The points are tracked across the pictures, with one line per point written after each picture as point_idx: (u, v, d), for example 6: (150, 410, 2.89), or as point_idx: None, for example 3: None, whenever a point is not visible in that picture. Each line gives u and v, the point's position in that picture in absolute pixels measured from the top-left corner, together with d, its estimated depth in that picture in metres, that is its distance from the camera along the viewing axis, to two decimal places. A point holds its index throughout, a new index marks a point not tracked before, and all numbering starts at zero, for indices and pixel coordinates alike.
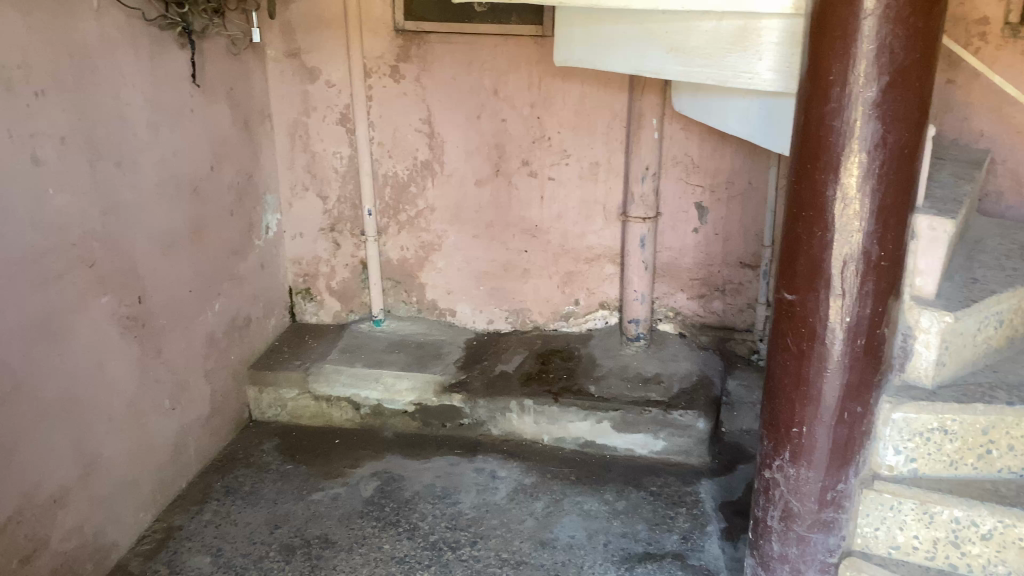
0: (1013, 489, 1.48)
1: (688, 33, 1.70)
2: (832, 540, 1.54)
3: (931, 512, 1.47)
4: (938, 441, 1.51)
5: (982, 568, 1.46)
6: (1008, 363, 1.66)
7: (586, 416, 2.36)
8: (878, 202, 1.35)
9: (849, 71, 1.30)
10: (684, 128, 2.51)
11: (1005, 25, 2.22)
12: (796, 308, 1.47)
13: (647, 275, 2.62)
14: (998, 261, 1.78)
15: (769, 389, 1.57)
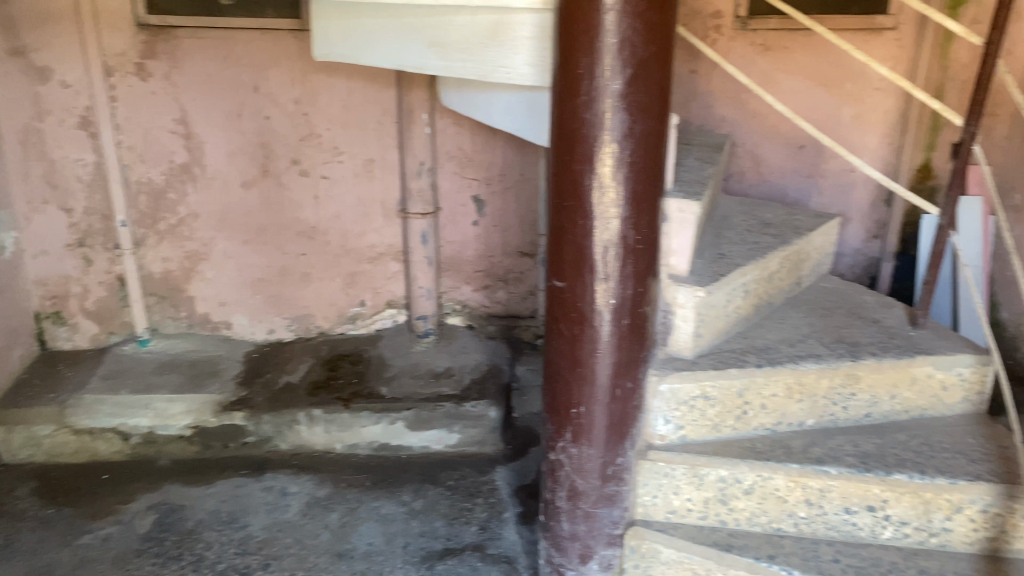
0: (767, 444, 1.63)
1: (446, 28, 1.69)
2: (616, 512, 1.61)
3: (701, 475, 1.57)
4: (701, 407, 1.62)
5: (747, 520, 1.59)
6: (756, 328, 1.82)
7: (378, 419, 2.31)
8: (630, 189, 1.42)
9: (595, 65, 1.35)
10: (455, 122, 2.51)
11: (735, 19, 2.40)
12: (566, 294, 1.51)
13: (430, 271, 2.62)
14: (742, 236, 1.94)
15: (547, 374, 1.60)
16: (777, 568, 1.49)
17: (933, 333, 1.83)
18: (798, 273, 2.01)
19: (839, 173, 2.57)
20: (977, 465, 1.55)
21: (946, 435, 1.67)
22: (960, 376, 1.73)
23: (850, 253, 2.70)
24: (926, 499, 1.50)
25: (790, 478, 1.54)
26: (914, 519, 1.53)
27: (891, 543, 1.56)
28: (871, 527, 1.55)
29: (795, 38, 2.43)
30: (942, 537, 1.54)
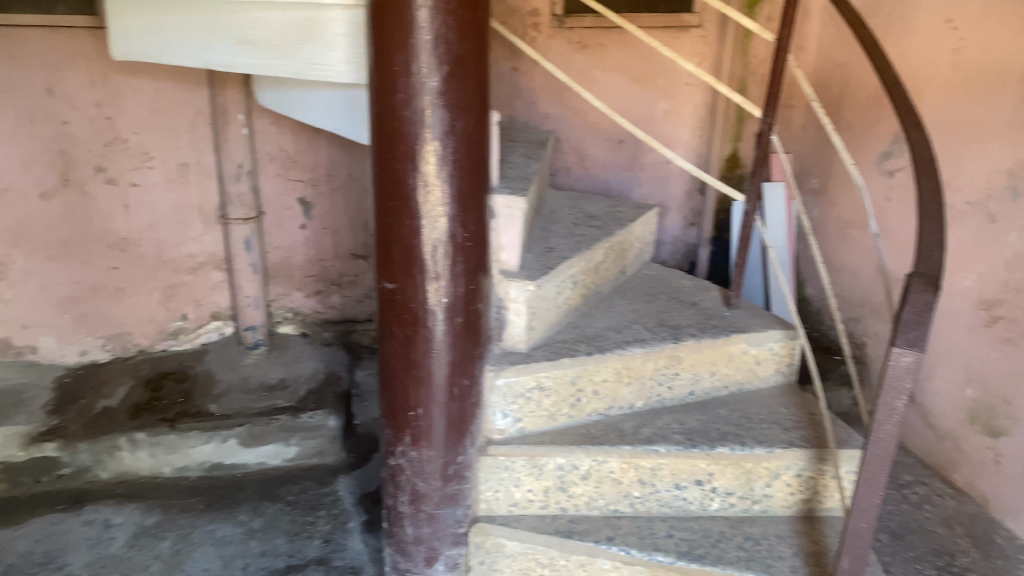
0: (602, 428, 1.68)
1: (257, 25, 1.62)
2: (459, 511, 1.60)
3: (540, 465, 1.59)
4: (537, 399, 1.64)
5: (586, 505, 1.63)
6: (586, 318, 1.87)
7: (209, 438, 2.19)
8: (455, 186, 1.41)
9: (411, 62, 1.33)
10: (275, 123, 2.42)
11: (552, 17, 2.45)
12: (396, 296, 1.48)
13: (258, 279, 2.51)
14: (569, 229, 1.99)
15: (382, 379, 1.57)
16: (617, 550, 1.53)
17: (746, 312, 1.95)
18: (623, 263, 2.09)
19: (656, 166, 2.70)
20: (790, 433, 1.67)
21: (762, 407, 1.79)
22: (772, 351, 1.85)
23: (670, 240, 2.85)
24: (747, 469, 1.60)
25: (624, 460, 1.59)
26: (738, 488, 1.62)
27: (718, 514, 1.65)
28: (700, 500, 1.63)
29: (611, 36, 2.51)
30: (764, 503, 1.64)
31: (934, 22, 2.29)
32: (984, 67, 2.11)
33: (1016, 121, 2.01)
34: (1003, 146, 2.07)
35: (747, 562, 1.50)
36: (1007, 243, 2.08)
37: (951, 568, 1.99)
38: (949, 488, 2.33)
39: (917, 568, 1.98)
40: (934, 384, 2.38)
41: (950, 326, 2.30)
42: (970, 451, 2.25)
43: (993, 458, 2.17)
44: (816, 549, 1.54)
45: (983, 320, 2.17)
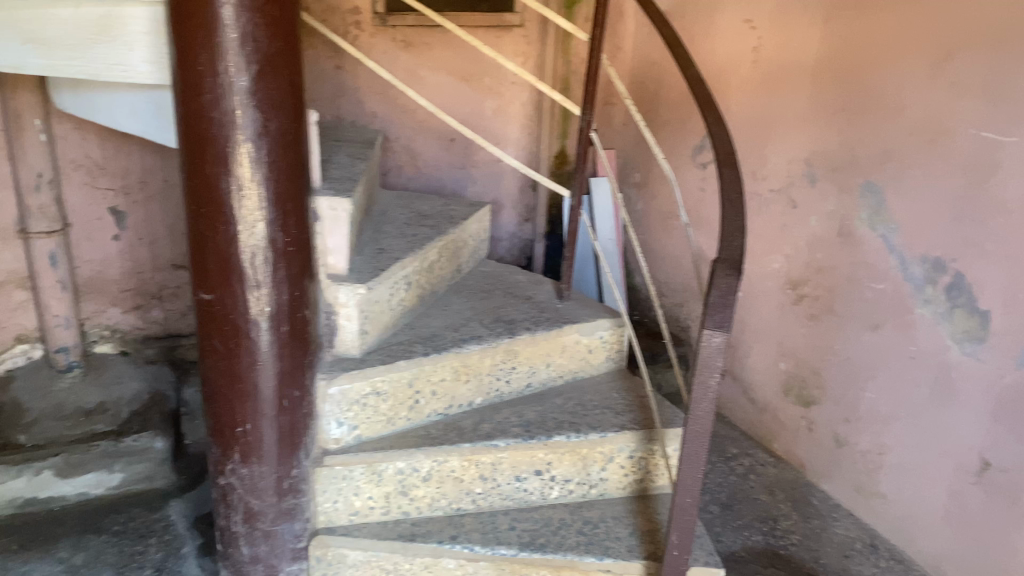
0: (441, 428, 1.67)
1: (45, 22, 1.50)
2: (297, 526, 1.55)
3: (379, 471, 1.57)
4: (374, 404, 1.61)
5: (429, 506, 1.63)
6: (422, 318, 1.86)
7: (19, 472, 2.01)
8: (273, 190, 1.37)
9: (216, 62, 1.26)
10: (79, 127, 2.25)
11: (374, 16, 2.41)
12: (215, 307, 1.41)
13: (67, 296, 2.32)
14: (400, 229, 1.97)
15: (206, 395, 1.49)
16: (461, 548, 1.54)
17: (577, 303, 2.01)
18: (457, 261, 2.09)
19: (488, 164, 2.73)
20: (622, 417, 1.73)
21: (595, 394, 1.84)
22: (602, 339, 1.91)
23: (507, 237, 2.89)
24: (583, 455, 1.65)
25: (464, 458, 1.60)
26: (575, 475, 1.66)
27: (558, 501, 1.68)
28: (540, 489, 1.66)
29: (434, 34, 2.51)
30: (601, 487, 1.70)
31: (735, 22, 2.44)
32: (780, 64, 2.27)
33: (809, 115, 2.19)
34: (800, 137, 2.24)
35: (586, 546, 1.54)
36: (808, 226, 2.25)
37: (774, 531, 2.14)
38: (771, 456, 2.50)
39: (745, 534, 2.11)
40: (754, 361, 2.55)
41: (764, 305, 2.47)
42: (786, 421, 2.43)
43: (806, 425, 2.35)
44: (650, 526, 1.61)
45: (792, 298, 2.34)
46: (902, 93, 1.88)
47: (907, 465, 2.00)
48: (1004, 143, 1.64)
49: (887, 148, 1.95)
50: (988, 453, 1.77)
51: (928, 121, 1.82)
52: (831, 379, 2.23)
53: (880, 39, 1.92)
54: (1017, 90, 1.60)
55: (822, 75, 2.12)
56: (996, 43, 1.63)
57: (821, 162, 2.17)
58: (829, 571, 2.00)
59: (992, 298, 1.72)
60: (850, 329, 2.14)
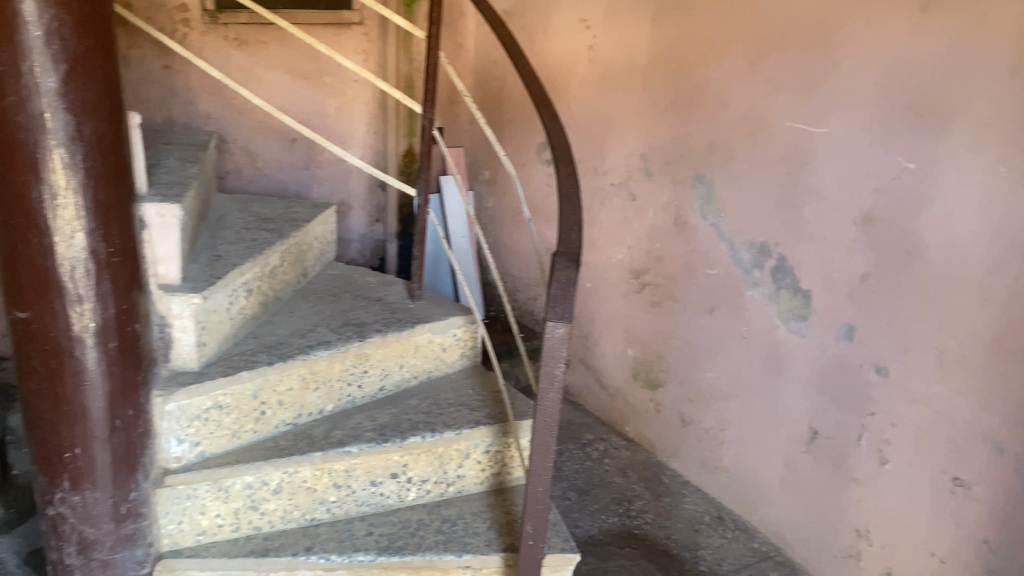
0: (291, 439, 1.63)
1: None
2: (139, 552, 1.46)
3: (225, 487, 1.51)
4: (216, 418, 1.55)
5: (282, 519, 1.58)
6: (266, 326, 1.80)
7: None
8: (92, 198, 1.28)
9: (19, 61, 1.16)
10: None
11: (204, 12, 2.32)
12: (32, 325, 1.31)
13: None
14: (239, 234, 1.91)
15: (27, 421, 1.38)
16: (316, 559, 1.50)
17: (429, 302, 2.00)
18: (302, 265, 2.04)
19: (333, 165, 2.67)
20: (476, 413, 1.74)
21: (450, 392, 1.84)
22: (455, 336, 1.91)
23: (356, 238, 2.84)
24: (439, 454, 1.64)
25: (315, 466, 1.56)
26: (432, 474, 1.66)
27: (416, 502, 1.67)
28: (397, 492, 1.65)
29: (270, 33, 2.43)
30: (458, 484, 1.70)
31: (571, 22, 2.50)
32: (614, 63, 2.35)
33: (643, 110, 2.28)
34: (635, 132, 2.32)
35: (444, 544, 1.54)
36: (647, 217, 2.34)
37: (629, 512, 2.21)
38: (624, 440, 2.59)
39: (601, 518, 2.18)
40: (604, 349, 2.63)
41: (611, 295, 2.55)
42: (636, 404, 2.53)
43: (654, 408, 2.45)
44: (508, 519, 1.63)
45: (635, 287, 2.44)
46: (725, 89, 1.99)
47: (746, 439, 2.13)
48: (815, 134, 1.77)
49: (714, 141, 2.05)
50: (815, 422, 1.91)
51: (749, 115, 1.93)
52: (675, 362, 2.33)
53: (703, 37, 2.03)
54: (824, 85, 1.72)
55: (653, 72, 2.21)
56: (804, 41, 1.75)
57: (656, 156, 2.26)
58: (680, 546, 2.09)
59: (812, 278, 1.85)
60: (690, 314, 2.24)
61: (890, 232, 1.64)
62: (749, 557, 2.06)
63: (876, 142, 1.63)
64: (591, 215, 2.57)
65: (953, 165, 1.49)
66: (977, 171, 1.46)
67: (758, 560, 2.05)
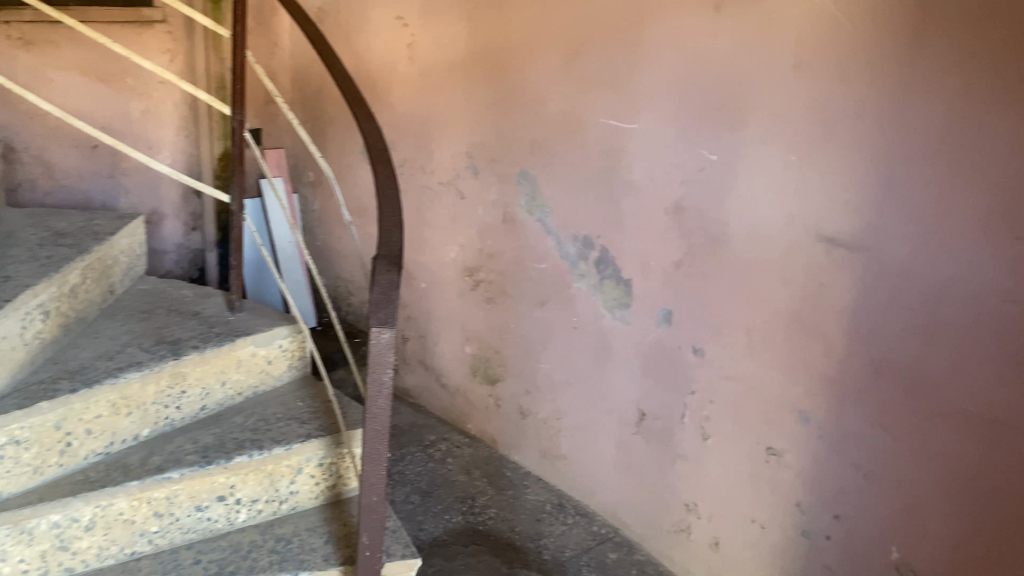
0: (102, 470, 1.50)
1: None
2: None
3: (29, 529, 1.37)
4: (13, 455, 1.39)
5: (98, 556, 1.46)
6: (68, 350, 1.66)
7: None
8: None
9: None
10: None
11: None
12: None
13: None
14: (32, 252, 1.75)
15: None
16: None
17: (251, 313, 1.92)
18: (108, 282, 1.90)
19: (142, 172, 2.52)
20: (307, 425, 1.69)
21: (277, 406, 1.78)
22: (281, 348, 1.85)
23: (173, 248, 2.69)
24: (268, 472, 1.59)
25: (131, 497, 1.45)
26: (262, 493, 1.60)
27: (247, 524, 1.60)
28: (226, 515, 1.57)
29: (60, 31, 2.25)
30: (292, 501, 1.65)
31: (388, 20, 2.47)
32: (433, 62, 2.34)
33: (465, 109, 2.28)
34: (460, 131, 2.33)
35: (279, 564, 1.48)
36: (475, 215, 2.36)
37: (473, 509, 2.22)
38: (466, 437, 2.60)
39: (445, 518, 2.17)
40: (441, 348, 2.63)
41: (446, 293, 2.55)
42: (476, 401, 2.55)
43: (494, 402, 2.48)
44: (345, 531, 1.59)
45: (469, 284, 2.45)
46: (542, 87, 2.02)
47: (582, 426, 2.19)
48: (628, 130, 1.83)
49: (535, 138, 2.09)
50: (643, 405, 1.99)
51: (567, 112, 1.98)
52: (511, 356, 2.36)
53: (517, 36, 2.06)
54: (633, 81, 1.79)
55: (472, 71, 2.22)
56: (612, 40, 1.81)
57: (481, 154, 2.28)
58: (524, 537, 2.12)
59: (632, 268, 1.92)
60: (522, 308, 2.28)
61: (700, 220, 1.72)
62: (590, 541, 2.12)
63: (682, 135, 1.71)
64: (420, 213, 2.56)
65: (750, 154, 1.58)
66: (772, 159, 1.54)
67: (597, 543, 2.11)
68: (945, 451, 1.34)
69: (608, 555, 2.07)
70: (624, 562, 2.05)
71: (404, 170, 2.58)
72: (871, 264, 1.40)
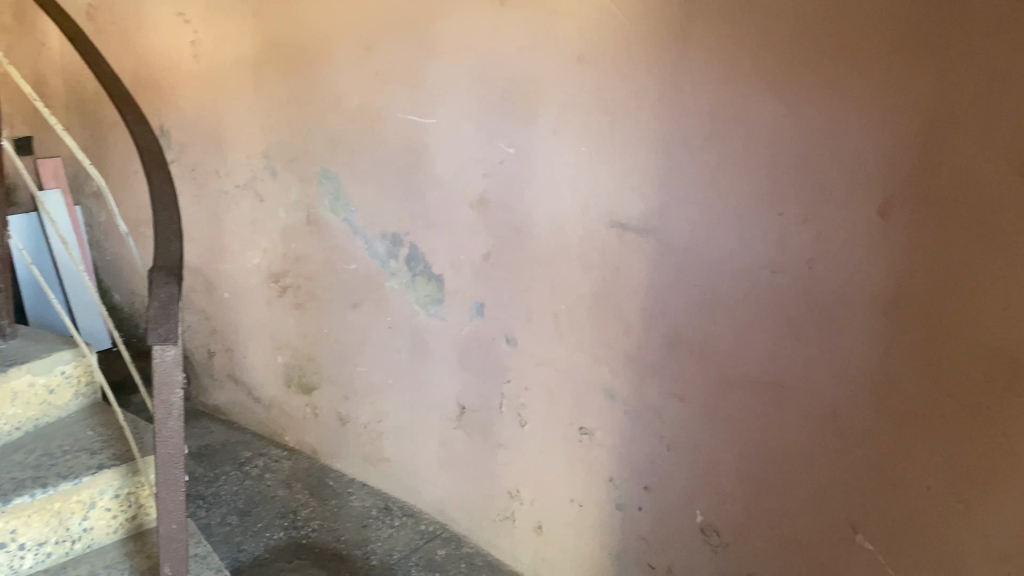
0: None
1: None
2: None
3: None
4: None
5: None
6: None
7: None
8: None
9: None
10: None
11: None
12: None
13: None
14: None
15: None
16: None
17: (26, 339, 1.76)
18: None
19: None
20: (98, 455, 1.57)
21: (62, 438, 1.64)
22: (63, 375, 1.71)
23: None
24: (57, 510, 1.45)
25: None
26: (50, 535, 1.46)
27: (34, 570, 1.46)
28: (8, 563, 1.41)
29: None
30: (86, 538, 1.53)
31: (167, 16, 2.33)
32: (221, 59, 2.24)
33: (259, 108, 2.19)
34: (254, 132, 2.23)
35: None
36: (277, 218, 2.27)
37: (295, 523, 2.15)
38: (285, 450, 2.51)
39: (266, 535, 2.09)
40: (253, 359, 2.52)
41: (253, 302, 2.45)
42: (293, 411, 2.46)
43: (311, 411, 2.41)
44: (150, 564, 1.50)
45: (276, 291, 2.36)
46: (337, 83, 1.98)
47: (403, 426, 2.17)
48: (426, 124, 1.83)
49: (333, 135, 2.04)
50: (462, 399, 1.99)
51: (363, 109, 1.94)
52: (326, 362, 2.30)
53: (307, 31, 2.00)
54: (427, 75, 1.78)
55: (263, 68, 2.14)
56: (403, 33, 1.80)
57: (279, 154, 2.19)
58: (350, 545, 2.07)
59: (441, 262, 1.92)
60: (333, 311, 2.23)
61: (501, 212, 1.74)
62: (417, 540, 2.11)
63: (478, 128, 1.73)
64: (219, 220, 2.44)
65: (544, 145, 1.62)
66: (564, 149, 1.58)
67: (425, 541, 2.10)
68: (734, 415, 1.43)
69: (437, 552, 2.07)
70: (453, 557, 2.06)
71: (198, 175, 2.45)
72: (660, 245, 1.47)
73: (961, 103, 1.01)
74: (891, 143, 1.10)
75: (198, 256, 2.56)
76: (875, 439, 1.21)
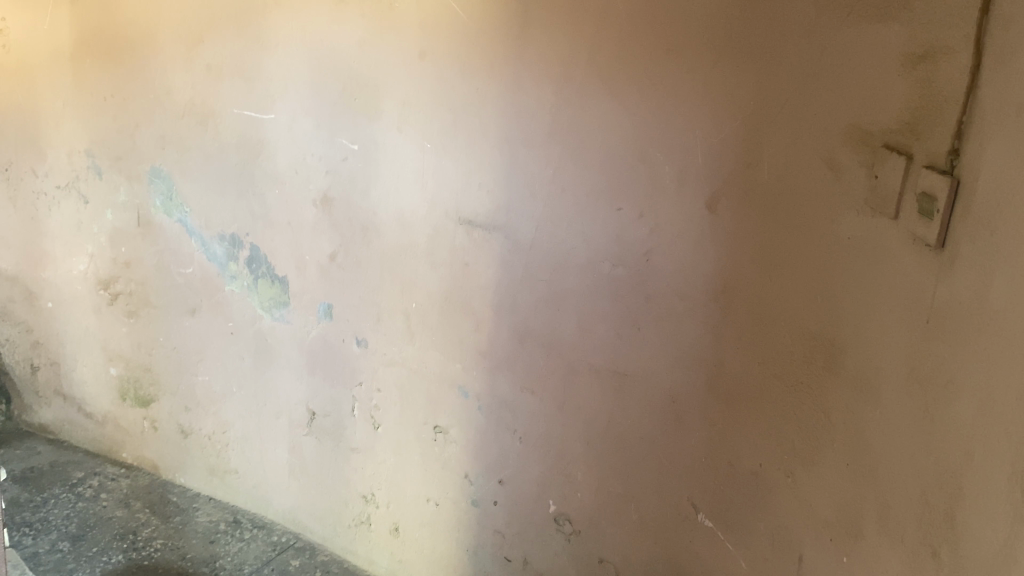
0: None
1: None
2: None
3: None
4: None
5: None
6: None
7: None
8: None
9: None
10: None
11: None
12: None
13: None
14: None
15: None
16: None
17: None
18: None
19: None
20: None
21: None
22: None
23: None
24: None
25: None
26: None
27: None
28: None
29: None
30: None
31: None
32: (38, 49, 2.08)
33: (78, 103, 2.05)
34: (74, 127, 2.08)
35: None
36: (104, 220, 2.13)
37: (135, 545, 2.03)
38: (122, 468, 2.36)
39: (103, 560, 1.97)
40: (82, 372, 2.36)
41: (80, 311, 2.29)
42: (129, 426, 2.32)
43: (150, 425, 2.28)
44: None
45: (106, 299, 2.21)
46: (166, 76, 1.87)
47: (249, 435, 2.08)
48: (264, 120, 1.76)
49: (163, 131, 1.93)
50: (312, 404, 1.93)
51: (195, 103, 1.85)
52: (164, 372, 2.18)
53: (134, 20, 1.89)
54: (263, 69, 1.72)
55: (85, 58, 2.00)
56: (235, 25, 1.73)
57: (103, 152, 2.05)
58: (197, 563, 1.98)
59: (285, 263, 1.85)
60: (170, 318, 2.11)
61: (346, 211, 1.71)
62: (269, 552, 2.04)
63: (319, 124, 1.68)
64: (39, 223, 2.26)
65: (387, 141, 1.59)
66: (408, 146, 1.56)
67: (278, 553, 2.04)
68: (584, 405, 1.46)
69: (290, 563, 2.01)
70: (307, 566, 2.00)
71: (12, 175, 2.26)
72: (506, 242, 1.47)
73: (779, 103, 1.07)
74: (718, 141, 1.16)
75: (15, 263, 2.36)
76: (710, 421, 1.28)
